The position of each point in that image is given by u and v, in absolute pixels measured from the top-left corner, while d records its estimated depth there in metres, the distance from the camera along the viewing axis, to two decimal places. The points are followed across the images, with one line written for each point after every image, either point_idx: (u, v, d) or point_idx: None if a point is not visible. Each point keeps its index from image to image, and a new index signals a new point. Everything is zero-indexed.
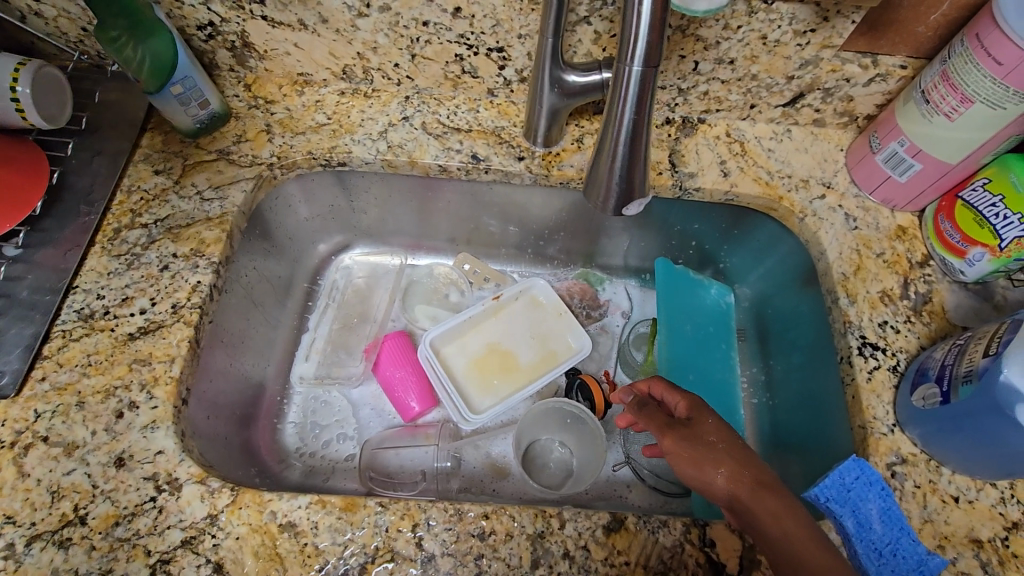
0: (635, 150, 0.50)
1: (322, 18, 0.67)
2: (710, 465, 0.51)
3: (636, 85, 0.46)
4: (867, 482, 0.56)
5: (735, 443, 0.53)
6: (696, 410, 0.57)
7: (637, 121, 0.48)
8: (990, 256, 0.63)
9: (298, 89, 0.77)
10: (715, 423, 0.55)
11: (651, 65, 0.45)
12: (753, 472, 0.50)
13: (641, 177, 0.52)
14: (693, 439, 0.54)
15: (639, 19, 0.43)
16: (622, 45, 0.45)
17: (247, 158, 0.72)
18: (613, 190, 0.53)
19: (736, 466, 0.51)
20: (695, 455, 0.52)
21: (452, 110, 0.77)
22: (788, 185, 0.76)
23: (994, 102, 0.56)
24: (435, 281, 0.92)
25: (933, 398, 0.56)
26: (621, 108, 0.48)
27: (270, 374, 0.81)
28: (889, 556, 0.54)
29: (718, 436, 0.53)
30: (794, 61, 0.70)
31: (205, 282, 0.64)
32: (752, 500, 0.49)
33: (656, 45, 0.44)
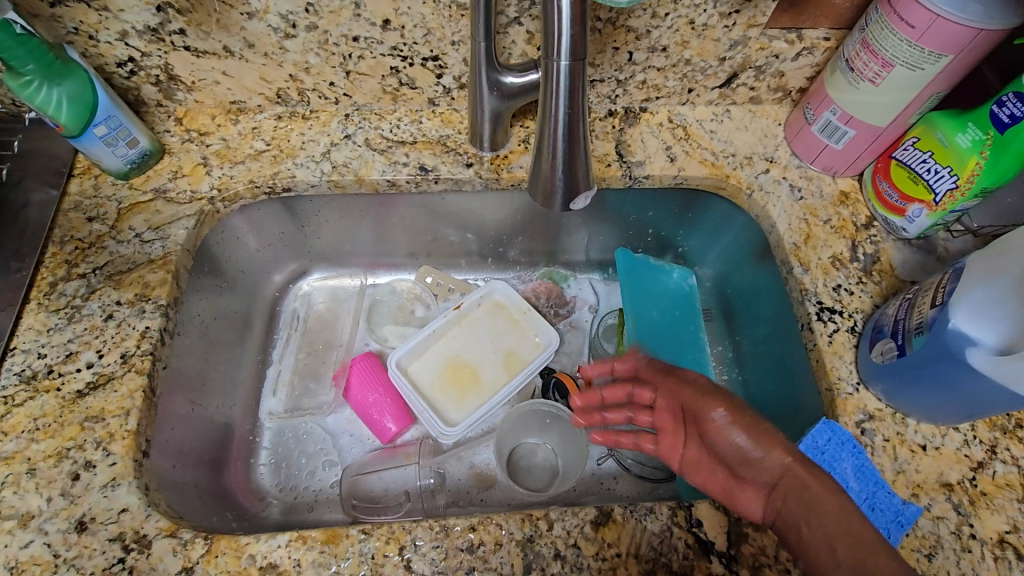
0: (573, 145, 0.50)
1: (248, 43, 0.66)
2: (769, 439, 0.54)
3: (565, 80, 0.46)
4: (840, 443, 0.58)
5: (770, 420, 0.56)
6: (722, 388, 0.60)
7: (572, 117, 0.49)
8: (928, 212, 0.65)
9: (232, 118, 0.75)
10: (746, 401, 0.58)
11: (579, 58, 0.46)
12: (782, 453, 0.53)
13: (583, 172, 0.53)
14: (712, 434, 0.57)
15: (562, 15, 0.43)
16: (546, 41, 0.45)
17: (186, 194, 0.69)
18: (557, 189, 0.53)
19: (786, 441, 0.54)
20: (754, 429, 0.54)
21: (395, 124, 0.76)
22: (733, 163, 0.78)
23: (913, 64, 0.59)
24: (399, 299, 0.91)
25: (890, 352, 0.58)
26: (555, 104, 0.48)
27: (236, 413, 0.78)
28: (868, 511, 0.55)
29: (756, 413, 0.56)
30: (723, 43, 0.72)
31: (154, 327, 0.62)
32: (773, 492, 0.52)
33: (581, 36, 0.44)
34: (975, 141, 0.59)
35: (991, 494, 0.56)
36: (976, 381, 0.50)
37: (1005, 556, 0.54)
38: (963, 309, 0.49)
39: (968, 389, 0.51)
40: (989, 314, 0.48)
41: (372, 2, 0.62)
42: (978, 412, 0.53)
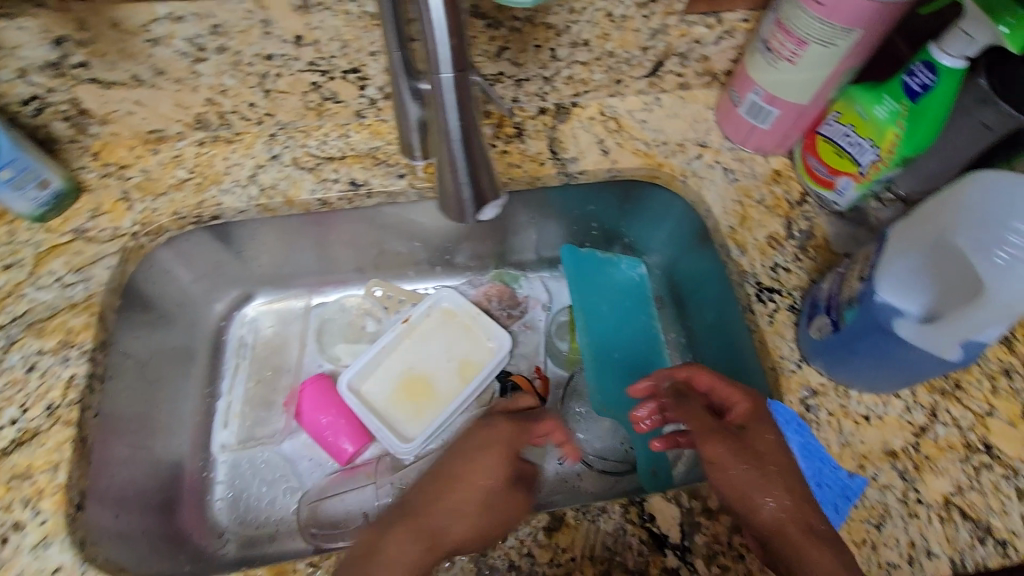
0: (472, 151, 0.49)
1: (157, 70, 0.63)
2: (761, 493, 0.52)
3: (453, 93, 0.45)
4: (784, 422, 0.58)
5: (790, 474, 0.54)
6: (754, 421, 0.56)
7: (466, 125, 0.47)
8: (855, 183, 0.67)
9: (151, 148, 0.72)
10: (772, 441, 0.55)
11: (461, 69, 0.45)
12: (775, 509, 0.51)
13: (487, 178, 0.51)
14: (733, 449, 0.54)
15: (437, 26, 0.42)
16: (427, 54, 0.43)
17: (107, 232, 0.67)
18: (464, 200, 0.51)
19: (790, 502, 0.52)
20: (746, 478, 0.53)
21: (322, 140, 0.74)
22: (666, 151, 0.78)
23: (826, 40, 0.59)
24: (348, 315, 0.89)
25: (826, 328, 0.58)
26: (446, 118, 0.46)
27: (186, 451, 0.77)
28: (816, 488, 0.56)
29: (772, 459, 0.54)
30: (644, 32, 0.72)
31: (80, 373, 0.59)
32: (778, 522, 0.51)
33: (460, 47, 0.43)
34: (891, 112, 0.60)
35: (934, 457, 0.58)
36: (905, 350, 0.51)
37: (950, 517, 0.55)
38: (888, 280, 0.50)
39: (899, 358, 0.52)
40: (911, 282, 0.50)
41: (281, 19, 0.61)
42: (909, 377, 0.55)
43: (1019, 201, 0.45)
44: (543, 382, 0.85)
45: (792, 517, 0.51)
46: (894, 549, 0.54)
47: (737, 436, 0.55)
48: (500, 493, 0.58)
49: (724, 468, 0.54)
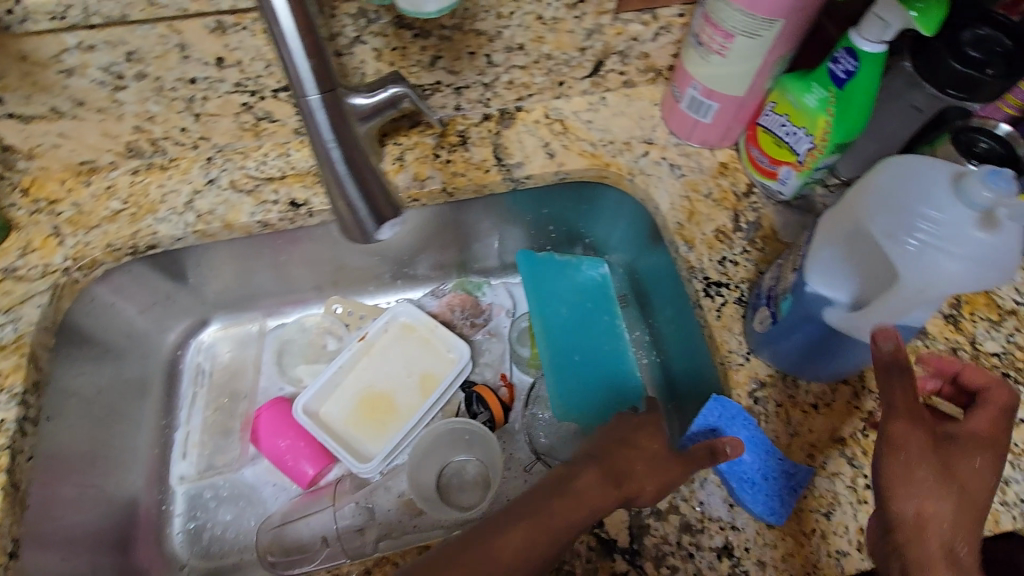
0: (353, 162, 0.52)
1: (76, 100, 0.62)
2: (934, 496, 0.45)
3: (321, 113, 0.49)
4: (730, 416, 0.58)
5: (974, 504, 0.46)
6: (976, 441, 0.48)
7: (343, 145, 0.51)
8: (796, 172, 0.66)
9: (84, 180, 0.70)
10: (977, 469, 0.47)
11: (327, 89, 0.48)
12: (944, 519, 0.45)
13: (377, 191, 0.52)
14: (920, 456, 0.46)
15: (291, 42, 0.44)
16: (294, 81, 0.47)
17: (37, 269, 0.65)
18: (359, 212, 0.56)
19: (959, 523, 0.45)
20: (918, 475, 0.46)
21: (261, 160, 0.72)
22: (613, 150, 0.78)
23: (751, 32, 0.59)
24: (308, 335, 0.87)
25: (766, 319, 0.58)
26: (322, 136, 0.50)
27: (141, 487, 0.75)
28: (761, 481, 0.55)
29: (966, 482, 0.46)
30: (579, 33, 0.72)
31: (10, 418, 0.58)
32: (929, 542, 0.44)
33: (322, 69, 0.46)
34: (821, 100, 0.60)
35: None
36: (835, 336, 0.53)
37: None
38: (820, 272, 0.52)
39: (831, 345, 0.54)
40: (837, 272, 0.51)
41: (198, 42, 0.60)
42: (843, 366, 0.56)
43: (933, 188, 0.46)
44: (509, 390, 0.84)
45: (951, 546, 0.44)
46: (844, 537, 0.53)
47: (939, 441, 0.47)
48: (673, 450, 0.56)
49: (905, 455, 0.46)
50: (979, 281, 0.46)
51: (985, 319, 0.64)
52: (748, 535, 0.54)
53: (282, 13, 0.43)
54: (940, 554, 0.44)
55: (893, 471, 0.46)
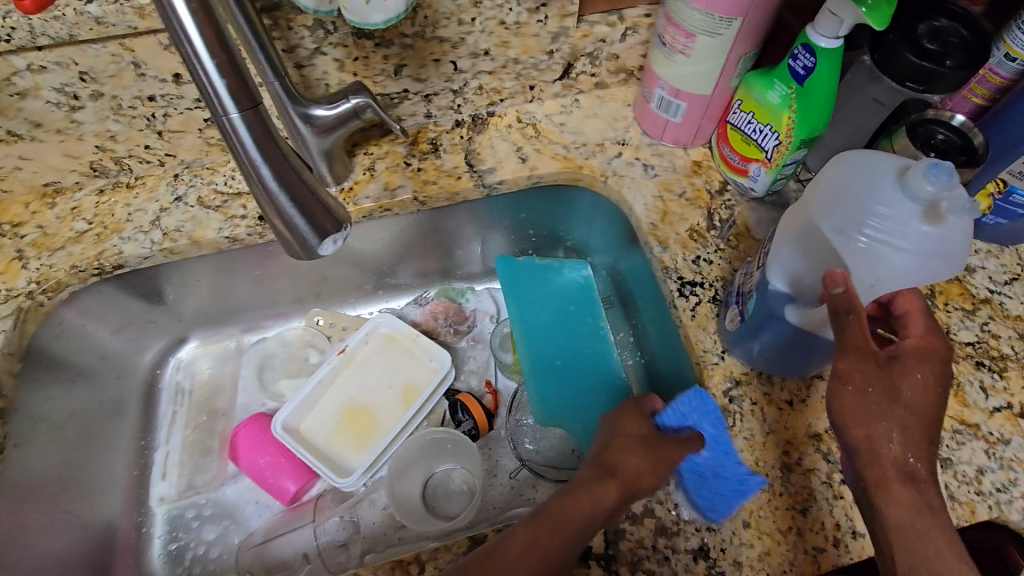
0: (292, 185, 0.46)
1: (33, 122, 0.61)
2: (886, 430, 0.47)
3: (247, 131, 0.43)
4: (704, 411, 0.54)
5: (926, 421, 0.48)
6: (914, 358, 0.49)
7: (274, 163, 0.45)
8: (766, 169, 0.66)
9: (49, 202, 0.69)
10: (919, 385, 0.48)
11: (251, 106, 0.43)
12: (897, 448, 0.47)
13: (324, 208, 0.48)
14: (871, 384, 0.47)
15: (200, 57, 0.41)
16: (210, 103, 0.43)
17: (0, 294, 0.64)
18: (299, 230, 0.47)
19: (914, 445, 0.47)
20: (871, 412, 0.47)
21: (229, 175, 0.72)
22: (585, 152, 0.77)
23: (711, 31, 0.58)
24: (290, 349, 0.87)
25: (735, 317, 0.58)
26: (250, 158, 0.44)
27: (119, 509, 0.74)
28: (711, 478, 0.54)
29: (913, 403, 0.48)
30: (544, 37, 0.71)
31: None
32: (888, 463, 0.47)
33: (242, 85, 0.42)
34: (783, 96, 0.59)
35: None
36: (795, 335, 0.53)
37: None
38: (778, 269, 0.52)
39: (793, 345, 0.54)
40: (795, 270, 0.51)
41: (152, 59, 0.59)
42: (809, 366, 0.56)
43: (883, 184, 0.46)
44: (494, 397, 0.83)
45: (908, 462, 0.47)
46: (819, 534, 0.53)
47: (884, 364, 0.48)
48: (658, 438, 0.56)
49: (855, 387, 0.47)
50: (922, 276, 0.47)
51: (959, 308, 0.64)
52: (725, 536, 0.53)
53: (191, 29, 0.40)
54: (900, 472, 0.47)
55: (846, 403, 0.47)
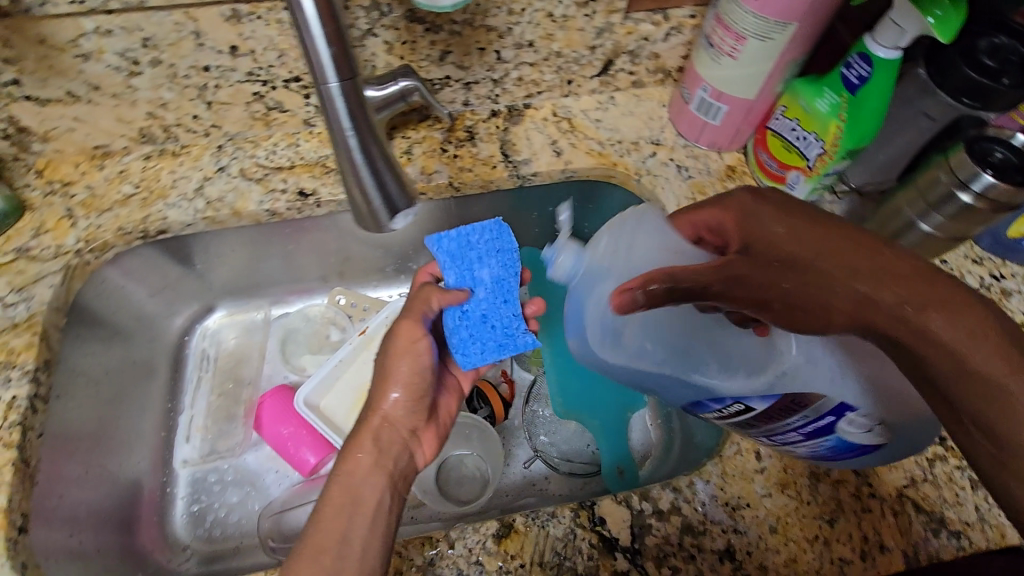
0: (370, 153, 0.51)
1: (92, 85, 0.63)
2: (831, 299, 0.50)
3: (342, 101, 0.47)
4: (492, 246, 0.62)
5: (828, 251, 0.51)
6: (750, 228, 0.55)
7: (360, 133, 0.50)
8: (805, 178, 0.67)
9: (98, 163, 0.71)
10: (785, 237, 0.53)
11: (347, 77, 0.46)
12: (853, 294, 0.49)
13: (396, 185, 0.54)
14: (773, 276, 0.53)
15: (314, 37, 0.43)
16: (312, 68, 0.45)
17: (50, 250, 0.66)
18: (371, 195, 0.54)
19: (857, 282, 0.49)
20: (812, 309, 0.51)
21: (271, 149, 0.73)
22: (620, 150, 0.78)
23: (763, 35, 0.59)
24: (313, 325, 0.89)
25: (847, 426, 0.52)
26: (339, 125, 0.49)
27: (146, 469, 0.76)
28: (478, 319, 0.62)
29: (806, 254, 0.52)
30: (589, 31, 0.72)
31: (22, 394, 0.59)
32: (891, 320, 0.47)
33: (345, 58, 0.44)
34: (832, 105, 0.61)
35: None
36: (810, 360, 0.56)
37: (904, 511, 0.57)
38: (738, 404, 0.55)
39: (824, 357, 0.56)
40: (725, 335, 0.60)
41: (212, 30, 0.60)
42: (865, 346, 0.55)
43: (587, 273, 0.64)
44: (509, 387, 0.84)
45: (893, 294, 0.47)
46: (847, 545, 0.55)
47: (760, 265, 0.53)
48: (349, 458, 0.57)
49: (784, 306, 0.52)
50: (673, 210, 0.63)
51: None
52: (750, 539, 0.55)
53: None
54: (908, 309, 0.46)
55: (797, 318, 0.52)
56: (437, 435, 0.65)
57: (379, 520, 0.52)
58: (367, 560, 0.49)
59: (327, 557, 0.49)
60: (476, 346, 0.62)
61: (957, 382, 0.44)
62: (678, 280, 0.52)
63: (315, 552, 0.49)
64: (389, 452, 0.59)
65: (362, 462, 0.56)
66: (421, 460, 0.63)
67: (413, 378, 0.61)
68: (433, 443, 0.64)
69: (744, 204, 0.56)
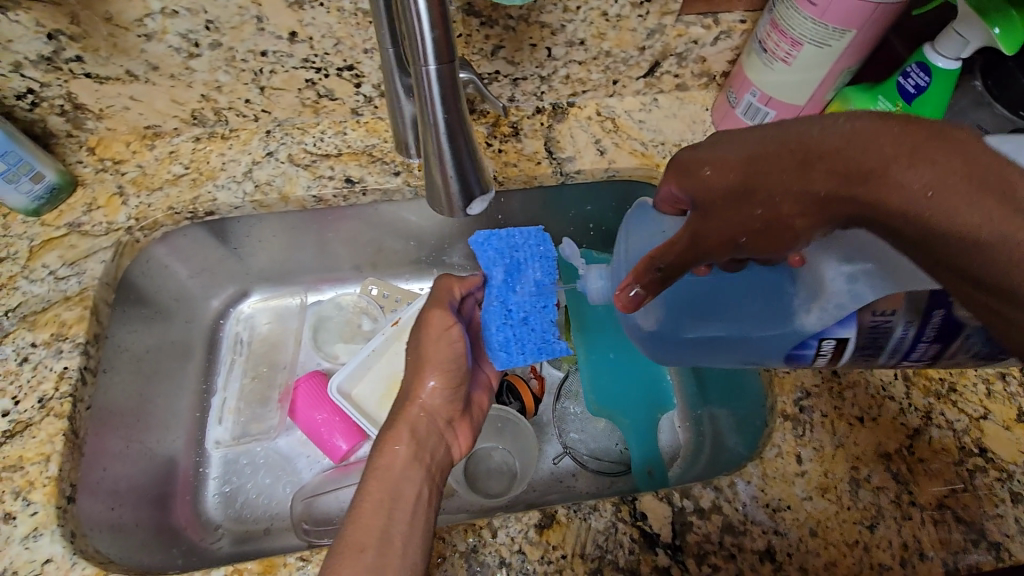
0: (457, 143, 0.50)
1: (151, 65, 0.64)
2: (786, 212, 0.40)
3: (437, 85, 0.46)
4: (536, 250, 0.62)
5: (758, 163, 0.40)
6: (687, 174, 0.46)
7: (451, 119, 0.48)
8: None
9: (148, 143, 0.72)
10: (715, 171, 0.43)
11: (446, 61, 0.45)
12: (801, 200, 0.39)
13: (474, 174, 0.52)
14: (728, 212, 0.44)
15: (421, 21, 0.42)
16: (411, 46, 0.44)
17: (101, 226, 0.67)
18: (449, 182, 0.52)
19: (794, 189, 0.39)
20: (771, 229, 0.42)
21: (318, 137, 0.74)
22: (663, 152, 0.78)
23: (820, 41, 0.59)
24: (345, 314, 0.88)
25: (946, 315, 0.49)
26: (431, 110, 0.47)
27: (180, 447, 0.77)
28: (518, 319, 0.62)
29: (737, 178, 0.42)
30: (640, 32, 0.72)
31: (73, 366, 0.60)
32: (846, 204, 0.37)
33: (446, 41, 0.44)
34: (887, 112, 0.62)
35: (928, 460, 0.59)
36: (859, 283, 0.50)
37: (944, 519, 0.56)
38: (827, 340, 0.53)
39: (873, 271, 0.50)
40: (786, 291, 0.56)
41: (274, 15, 0.61)
42: (889, 249, 0.48)
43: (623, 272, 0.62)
44: (539, 383, 0.84)
45: (833, 176, 0.36)
46: (886, 551, 0.55)
47: (708, 210, 0.45)
48: (389, 452, 0.57)
49: (751, 234, 0.44)
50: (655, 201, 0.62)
51: None
52: (791, 541, 0.55)
53: None
54: (857, 176, 0.35)
55: (778, 240, 0.43)
56: (471, 426, 0.66)
57: (419, 512, 0.52)
58: (407, 555, 0.49)
59: (368, 551, 0.48)
60: (518, 346, 0.61)
61: (944, 245, 0.33)
62: (661, 261, 0.47)
63: (361, 534, 0.49)
64: (426, 444, 0.59)
65: (399, 455, 0.56)
66: (458, 452, 0.64)
67: (449, 364, 0.62)
68: (468, 433, 0.65)
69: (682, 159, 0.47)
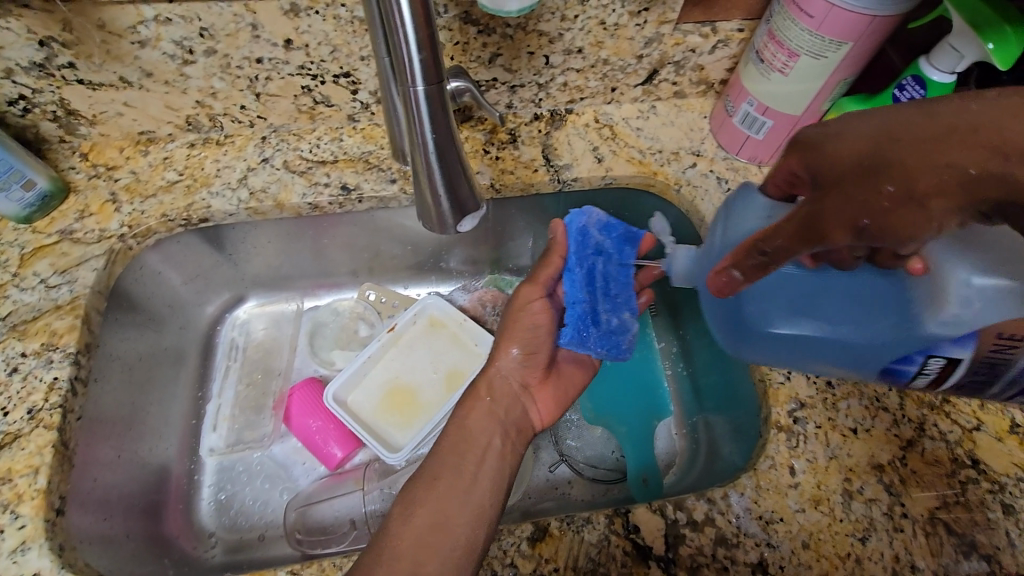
0: (447, 161, 0.50)
1: (145, 72, 0.63)
2: (920, 193, 0.36)
3: (425, 105, 0.45)
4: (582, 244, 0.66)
5: (893, 138, 0.38)
6: (807, 154, 0.43)
7: (440, 139, 0.48)
8: None
9: (142, 149, 0.72)
10: (840, 146, 0.40)
11: (434, 82, 0.45)
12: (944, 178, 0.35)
13: (466, 190, 0.53)
14: (849, 192, 0.39)
15: (408, 40, 0.41)
16: (398, 68, 0.44)
17: (93, 233, 0.67)
18: (440, 199, 0.52)
19: (932, 164, 0.36)
20: (899, 215, 0.38)
21: (314, 143, 0.73)
22: (661, 159, 0.77)
23: (817, 53, 0.59)
24: (341, 319, 0.88)
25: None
26: (419, 130, 0.47)
27: (172, 455, 0.76)
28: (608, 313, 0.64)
29: (862, 154, 0.39)
30: (638, 41, 0.72)
31: (63, 377, 0.59)
32: (994, 185, 0.34)
33: (434, 62, 0.43)
34: None
35: (921, 472, 0.59)
36: (984, 299, 0.45)
37: (936, 532, 0.56)
38: (936, 359, 0.49)
39: (1007, 287, 0.45)
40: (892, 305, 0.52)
41: (270, 22, 0.60)
42: None
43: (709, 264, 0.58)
44: None
45: (983, 151, 0.34)
46: (878, 563, 0.55)
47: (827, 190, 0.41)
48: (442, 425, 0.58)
49: (873, 219, 0.39)
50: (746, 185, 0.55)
51: None
52: (783, 553, 0.55)
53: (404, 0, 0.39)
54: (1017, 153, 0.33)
55: (906, 224, 0.38)
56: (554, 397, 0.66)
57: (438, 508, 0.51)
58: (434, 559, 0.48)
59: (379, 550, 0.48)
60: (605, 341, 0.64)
61: None
62: (762, 246, 0.44)
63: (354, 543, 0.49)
64: (501, 400, 0.62)
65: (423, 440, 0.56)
66: (538, 419, 0.65)
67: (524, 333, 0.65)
68: (549, 403, 0.66)
69: (804, 137, 0.44)
